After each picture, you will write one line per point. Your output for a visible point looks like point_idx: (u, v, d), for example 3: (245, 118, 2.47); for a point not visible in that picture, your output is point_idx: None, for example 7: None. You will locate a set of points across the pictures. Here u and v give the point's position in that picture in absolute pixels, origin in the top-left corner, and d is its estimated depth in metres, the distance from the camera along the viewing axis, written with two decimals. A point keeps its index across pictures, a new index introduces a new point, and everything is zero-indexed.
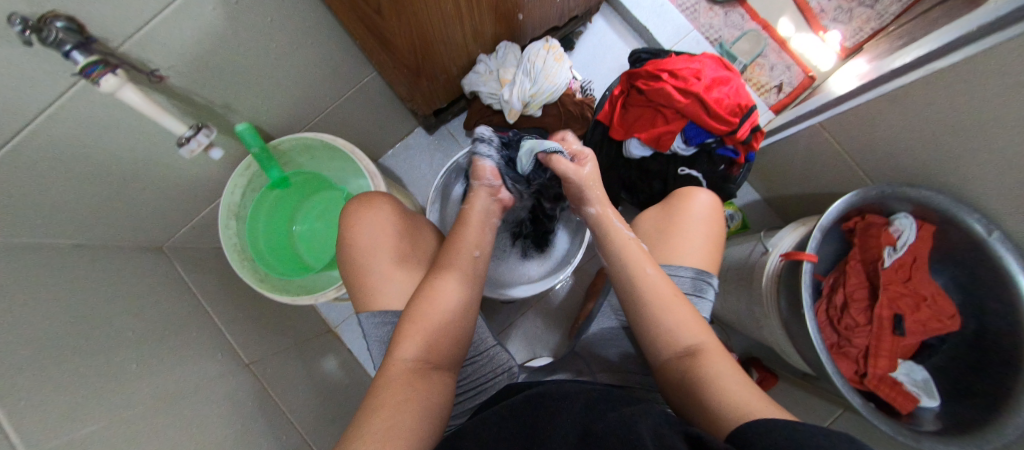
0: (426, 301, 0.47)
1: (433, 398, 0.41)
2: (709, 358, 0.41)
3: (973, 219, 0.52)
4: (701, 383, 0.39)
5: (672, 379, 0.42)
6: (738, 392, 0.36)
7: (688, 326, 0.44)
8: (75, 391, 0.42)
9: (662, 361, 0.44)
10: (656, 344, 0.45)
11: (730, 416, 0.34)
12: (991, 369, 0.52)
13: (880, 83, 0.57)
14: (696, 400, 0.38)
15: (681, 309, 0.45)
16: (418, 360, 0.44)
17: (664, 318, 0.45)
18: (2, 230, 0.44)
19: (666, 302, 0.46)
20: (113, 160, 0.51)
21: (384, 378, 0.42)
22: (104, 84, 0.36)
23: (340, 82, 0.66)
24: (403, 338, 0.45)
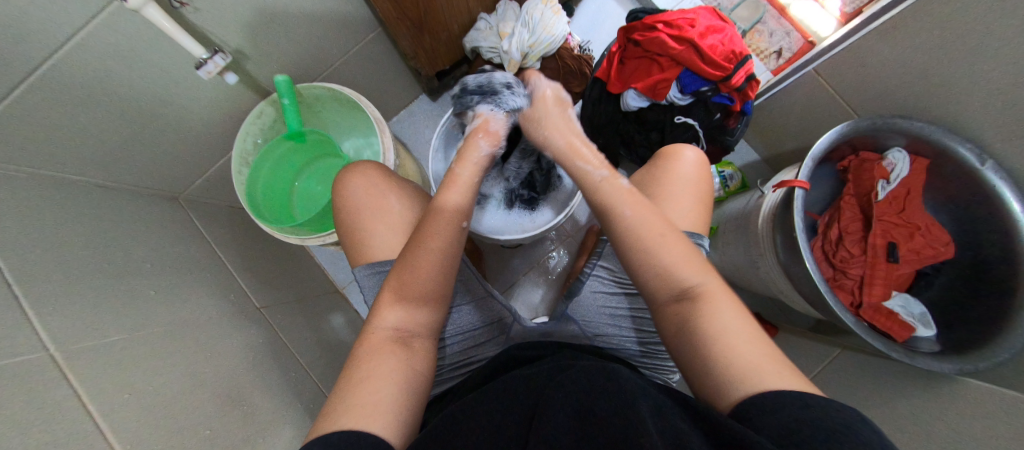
0: (405, 271, 0.41)
1: (416, 366, 0.39)
2: (710, 308, 0.36)
3: (966, 149, 0.53)
4: (708, 336, 0.34)
5: (671, 329, 0.37)
6: (752, 351, 0.32)
7: (685, 266, 0.38)
8: (93, 304, 0.46)
9: (655, 300, 0.39)
10: (651, 281, 0.39)
11: (741, 389, 0.30)
12: (988, 295, 0.53)
13: (871, 21, 0.59)
14: (694, 348, 0.34)
15: (679, 252, 0.39)
16: (399, 328, 0.41)
17: (659, 256, 0.39)
18: (27, 155, 0.48)
19: (662, 241, 0.40)
20: (133, 98, 0.55)
21: (365, 345, 0.39)
22: (131, 1, 0.40)
23: (347, 37, 0.69)
24: (387, 305, 0.41)
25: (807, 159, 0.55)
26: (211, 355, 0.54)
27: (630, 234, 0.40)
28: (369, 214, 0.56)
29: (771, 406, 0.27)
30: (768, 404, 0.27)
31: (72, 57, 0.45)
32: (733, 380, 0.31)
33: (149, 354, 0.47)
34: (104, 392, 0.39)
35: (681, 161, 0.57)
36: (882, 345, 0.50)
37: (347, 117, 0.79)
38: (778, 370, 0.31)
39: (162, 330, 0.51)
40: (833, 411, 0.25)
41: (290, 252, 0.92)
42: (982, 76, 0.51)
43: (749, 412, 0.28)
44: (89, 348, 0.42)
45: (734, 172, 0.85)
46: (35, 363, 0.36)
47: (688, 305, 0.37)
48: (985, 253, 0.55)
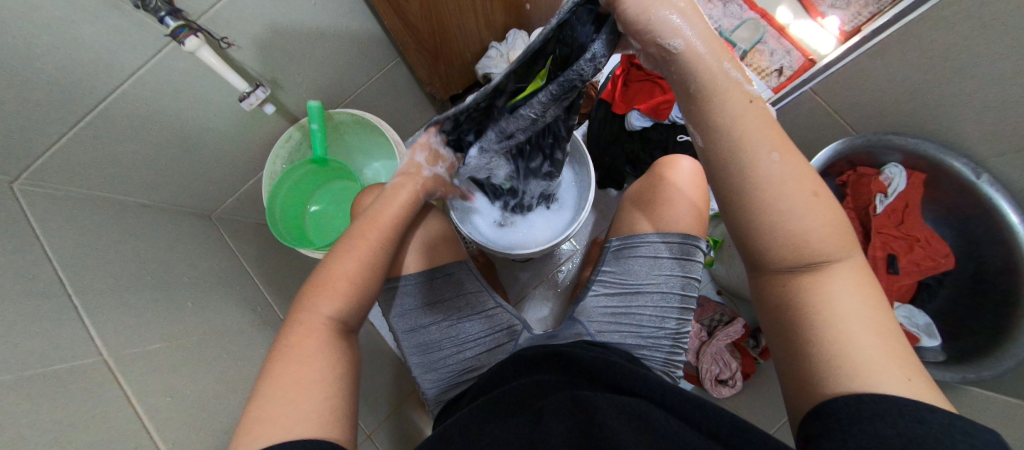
0: (335, 271, 0.41)
1: (346, 359, 0.38)
2: (843, 290, 0.30)
3: (961, 163, 0.55)
4: (835, 318, 0.29)
5: (783, 294, 0.31)
6: (877, 348, 0.28)
7: (832, 239, 0.30)
8: (139, 314, 0.50)
9: (774, 268, 0.31)
10: (781, 248, 0.30)
11: (848, 381, 0.27)
12: (991, 306, 0.54)
13: (863, 43, 0.62)
14: (812, 334, 0.30)
15: (821, 217, 0.30)
16: (334, 321, 0.40)
17: (797, 217, 0.30)
18: (77, 179, 0.53)
19: (807, 203, 0.30)
20: (178, 126, 0.60)
21: (291, 338, 0.38)
22: (187, 44, 0.45)
23: (369, 66, 0.75)
24: (322, 296, 0.40)
25: None
26: (240, 363, 0.58)
27: (769, 190, 0.30)
28: None
29: (875, 408, 0.25)
30: (877, 405, 0.26)
31: (131, 91, 0.51)
32: (840, 369, 0.28)
33: (187, 360, 0.51)
34: (149, 393, 0.43)
35: (680, 170, 0.61)
36: None
37: (367, 141, 0.84)
38: (902, 373, 0.27)
39: (198, 338, 0.55)
40: (901, 415, 0.25)
41: (310, 267, 0.96)
42: (970, 94, 0.54)
43: (843, 412, 0.27)
44: (137, 353, 0.46)
45: None
46: (90, 366, 0.40)
47: (809, 276, 0.30)
48: (986, 263, 0.56)
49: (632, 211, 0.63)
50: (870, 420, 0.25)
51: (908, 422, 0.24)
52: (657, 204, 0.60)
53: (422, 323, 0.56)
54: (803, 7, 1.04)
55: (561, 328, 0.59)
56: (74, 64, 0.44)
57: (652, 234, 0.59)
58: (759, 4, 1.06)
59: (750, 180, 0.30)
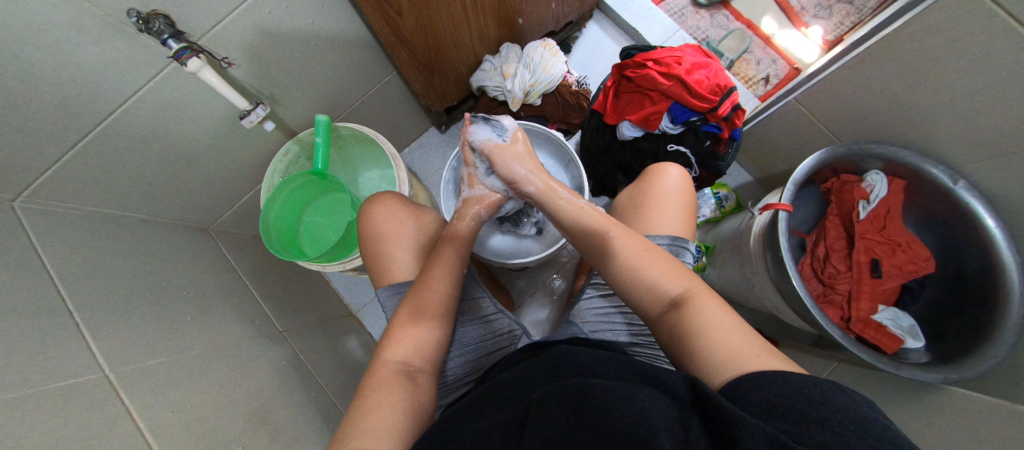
0: (411, 312, 0.48)
1: (419, 398, 0.42)
2: (703, 309, 0.39)
3: (938, 170, 0.57)
4: (702, 328, 0.38)
5: (666, 336, 0.41)
6: (734, 340, 0.36)
7: (669, 280, 0.43)
8: (139, 329, 0.50)
9: (651, 316, 0.43)
10: (642, 299, 0.43)
11: (728, 372, 0.34)
12: (970, 307, 0.56)
13: (843, 53, 0.64)
14: (686, 346, 0.38)
15: (660, 265, 0.44)
16: (406, 363, 0.44)
17: (642, 273, 0.44)
18: (73, 196, 0.54)
19: (643, 260, 0.45)
20: (177, 143, 0.61)
21: (374, 377, 0.43)
22: (189, 65, 0.47)
23: (366, 81, 0.76)
24: (395, 341, 0.46)
25: (788, 184, 0.60)
26: (240, 376, 0.59)
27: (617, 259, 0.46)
28: (392, 242, 0.59)
29: (753, 385, 0.31)
30: (754, 383, 0.31)
31: (132, 109, 0.52)
32: (723, 366, 0.34)
33: (187, 374, 0.51)
34: (151, 409, 0.43)
35: (667, 176, 0.62)
36: (869, 356, 0.53)
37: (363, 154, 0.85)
38: (761, 355, 0.34)
39: (198, 353, 0.56)
40: (832, 403, 0.27)
41: (308, 278, 0.97)
42: (946, 105, 0.56)
43: (736, 391, 0.31)
44: (136, 369, 0.46)
45: (728, 193, 0.90)
46: (90, 383, 0.40)
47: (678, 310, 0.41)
48: (964, 267, 0.59)
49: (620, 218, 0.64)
50: (776, 401, 0.28)
51: (843, 407, 0.26)
52: (644, 210, 0.60)
53: None
54: (787, 18, 1.07)
55: (555, 330, 0.60)
56: (77, 87, 0.45)
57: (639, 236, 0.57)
58: (745, 15, 1.09)
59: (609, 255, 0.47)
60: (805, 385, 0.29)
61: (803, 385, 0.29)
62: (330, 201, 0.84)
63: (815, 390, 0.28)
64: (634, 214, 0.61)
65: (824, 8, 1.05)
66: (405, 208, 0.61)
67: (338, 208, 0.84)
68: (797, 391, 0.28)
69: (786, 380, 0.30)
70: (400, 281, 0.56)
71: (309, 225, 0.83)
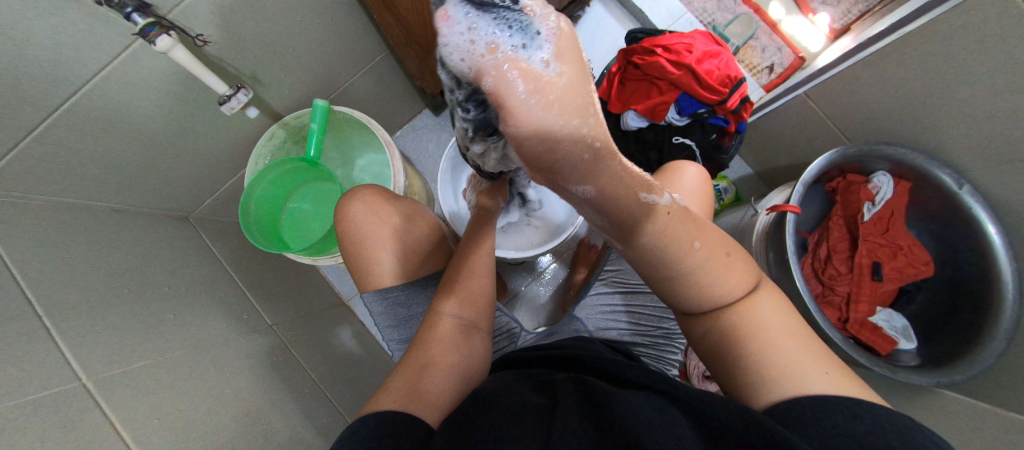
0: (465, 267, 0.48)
1: (472, 359, 0.43)
2: (769, 325, 0.34)
3: (946, 174, 0.57)
4: (762, 338, 0.33)
5: (705, 341, 0.37)
6: (790, 348, 0.33)
7: (735, 285, 0.34)
8: (120, 330, 0.47)
9: (695, 310, 0.36)
10: (695, 300, 0.35)
11: (783, 389, 0.31)
12: (965, 312, 0.59)
13: (858, 51, 0.64)
14: (735, 352, 0.34)
15: (730, 272, 0.34)
16: (459, 320, 0.45)
17: (705, 279, 0.34)
18: (34, 187, 0.49)
19: (718, 267, 0.34)
20: (150, 128, 0.56)
21: (428, 331, 0.44)
22: (159, 43, 0.41)
23: (357, 59, 0.71)
24: (447, 300, 0.46)
25: (798, 185, 0.59)
26: (229, 375, 0.56)
27: (688, 271, 0.33)
28: (375, 243, 0.55)
29: (808, 411, 0.28)
30: (801, 407, 0.29)
31: (95, 91, 0.47)
32: (776, 379, 0.31)
33: (172, 377, 0.49)
34: (136, 417, 0.41)
35: (686, 174, 0.59)
36: (867, 360, 0.54)
37: (353, 139, 0.81)
38: (828, 373, 0.31)
39: (184, 352, 0.53)
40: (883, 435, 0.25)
41: (297, 267, 0.94)
42: (959, 107, 0.55)
43: (784, 411, 0.29)
44: (118, 374, 0.43)
45: (728, 186, 0.89)
46: (70, 393, 0.38)
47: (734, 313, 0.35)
48: (961, 271, 0.61)
49: None
50: (827, 427, 0.27)
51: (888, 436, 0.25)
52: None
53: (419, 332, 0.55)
54: (795, 3, 1.03)
55: (559, 325, 0.59)
56: (30, 68, 0.40)
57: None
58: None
59: (675, 259, 0.32)
60: (855, 416, 0.27)
61: (848, 414, 0.27)
62: (317, 188, 0.79)
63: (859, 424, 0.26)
64: None
65: None
66: (385, 202, 0.57)
67: (325, 196, 0.80)
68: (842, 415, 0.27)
69: (829, 407, 0.28)
70: (387, 285, 0.55)
71: (296, 213, 0.80)
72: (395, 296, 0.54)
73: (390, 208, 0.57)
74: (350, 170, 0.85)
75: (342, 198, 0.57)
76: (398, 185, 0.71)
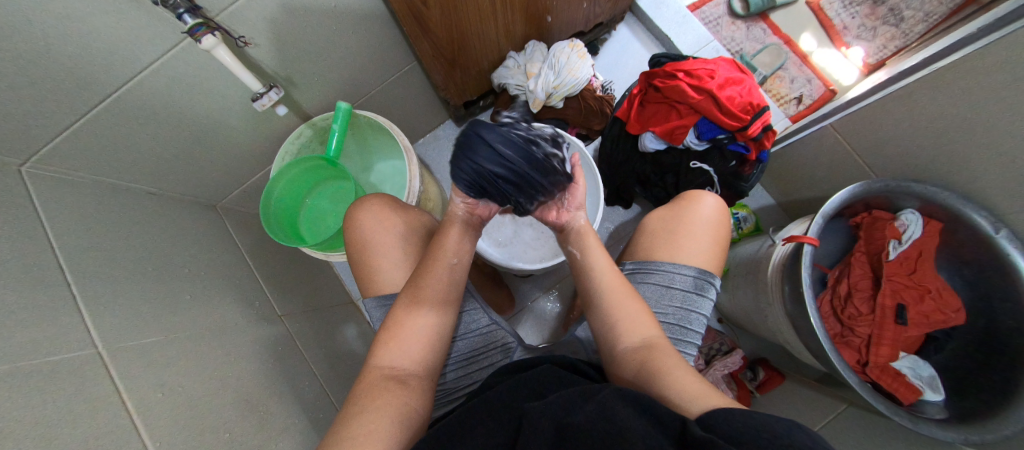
0: (402, 313, 0.45)
1: (417, 403, 0.40)
2: (665, 353, 0.42)
3: (980, 216, 0.55)
4: (662, 355, 0.42)
5: (628, 362, 0.43)
6: (690, 381, 0.37)
7: (634, 328, 0.45)
8: (141, 305, 0.50)
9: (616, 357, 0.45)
10: (611, 341, 0.46)
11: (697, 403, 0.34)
12: (1001, 366, 0.55)
13: (888, 84, 0.62)
14: (651, 383, 0.39)
15: (633, 306, 0.47)
16: (397, 368, 0.42)
17: (616, 317, 0.47)
18: (79, 166, 0.53)
19: (623, 296, 0.48)
20: (191, 120, 0.61)
21: (364, 384, 0.41)
22: (204, 42, 0.45)
23: (386, 68, 0.74)
24: (388, 345, 0.43)
25: (817, 217, 0.56)
26: (235, 359, 0.58)
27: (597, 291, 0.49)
28: (378, 252, 0.56)
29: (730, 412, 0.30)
30: (728, 414, 0.30)
31: (141, 83, 0.51)
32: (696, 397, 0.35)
33: (182, 354, 0.50)
34: (141, 389, 0.42)
35: (702, 205, 0.57)
36: (886, 408, 0.50)
37: (375, 143, 0.84)
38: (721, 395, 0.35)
39: (196, 333, 0.55)
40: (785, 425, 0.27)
41: (311, 263, 0.97)
42: (994, 149, 0.53)
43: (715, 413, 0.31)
44: (131, 347, 0.45)
45: (747, 215, 0.87)
46: (84, 359, 0.39)
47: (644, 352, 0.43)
48: (997, 322, 0.57)
49: (641, 239, 0.60)
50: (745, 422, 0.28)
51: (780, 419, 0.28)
52: (674, 233, 0.56)
53: None
54: (827, 36, 1.03)
55: (557, 345, 0.59)
56: (86, 57, 0.44)
57: (664, 262, 0.55)
58: (784, 30, 1.05)
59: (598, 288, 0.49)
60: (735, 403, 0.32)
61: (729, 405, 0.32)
62: (335, 187, 0.82)
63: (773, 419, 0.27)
64: (663, 238, 0.56)
65: (867, 29, 1.01)
66: (387, 209, 0.58)
67: (340, 194, 0.82)
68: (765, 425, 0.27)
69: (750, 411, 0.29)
70: (388, 291, 0.56)
71: (312, 210, 0.82)
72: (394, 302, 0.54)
73: (392, 213, 0.58)
74: (370, 171, 0.88)
75: (352, 205, 0.59)
76: (412, 190, 0.73)
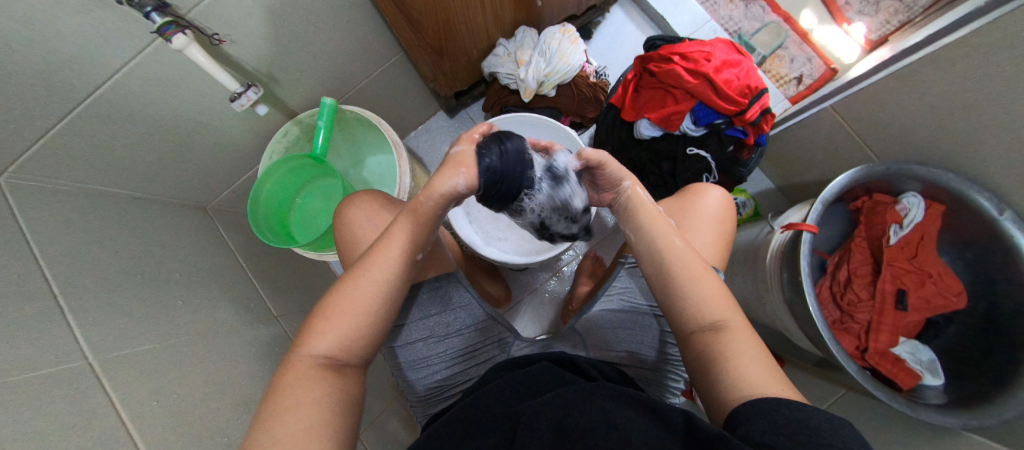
0: (344, 295, 0.38)
1: (343, 403, 0.35)
2: (738, 338, 0.37)
3: (984, 198, 0.53)
4: (733, 340, 0.37)
5: (694, 357, 0.39)
6: (756, 371, 0.34)
7: (713, 303, 0.40)
8: (133, 311, 0.50)
9: (686, 337, 0.40)
10: (680, 318, 0.41)
11: (744, 393, 0.32)
12: (1000, 351, 0.54)
13: (892, 63, 0.60)
14: (715, 373, 0.36)
15: (705, 282, 0.41)
16: (327, 359, 0.36)
17: (687, 294, 0.41)
18: (60, 173, 0.52)
19: (694, 276, 0.42)
20: (172, 121, 0.59)
21: (289, 372, 0.35)
22: (175, 41, 0.43)
23: (373, 60, 0.72)
24: (318, 330, 0.37)
25: (816, 203, 0.55)
26: (231, 363, 0.58)
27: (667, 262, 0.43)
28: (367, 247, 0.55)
29: (764, 407, 0.29)
30: (765, 407, 0.29)
31: (117, 85, 0.49)
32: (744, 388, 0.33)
33: (176, 360, 0.50)
34: (135, 397, 0.42)
35: (707, 197, 0.57)
36: (884, 395, 0.50)
37: (364, 138, 0.83)
38: (781, 388, 0.32)
39: (191, 337, 0.55)
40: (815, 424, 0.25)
41: (306, 262, 0.96)
42: (1000, 129, 0.52)
43: (749, 407, 0.30)
44: (123, 355, 0.45)
45: (746, 200, 0.86)
46: (75, 370, 0.39)
47: (716, 335, 0.38)
48: (999, 305, 0.56)
49: None
50: (772, 422, 0.27)
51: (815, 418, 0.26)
52: (679, 225, 0.55)
53: (408, 339, 0.54)
54: (828, 13, 1.00)
55: (555, 340, 0.59)
56: (56, 61, 0.43)
57: None
58: (783, 8, 1.02)
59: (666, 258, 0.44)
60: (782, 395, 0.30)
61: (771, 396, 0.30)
62: (325, 184, 0.81)
63: (802, 419, 0.26)
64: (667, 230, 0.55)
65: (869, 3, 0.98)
66: (380, 206, 0.57)
67: (331, 192, 0.81)
68: (797, 421, 0.26)
69: (776, 408, 0.28)
70: None
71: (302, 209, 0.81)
72: None
73: (384, 210, 0.57)
74: (361, 167, 0.87)
75: (343, 203, 0.58)
76: (404, 186, 0.71)
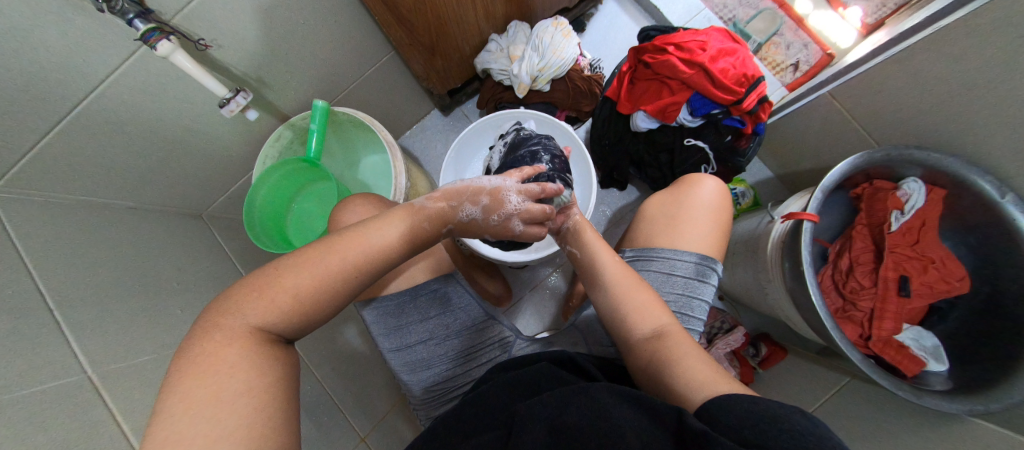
0: (299, 263, 0.32)
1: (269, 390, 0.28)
2: (679, 341, 0.39)
3: (985, 181, 0.53)
4: (675, 342, 0.39)
5: (642, 363, 0.41)
6: (705, 370, 0.36)
7: (648, 313, 0.43)
8: (129, 322, 0.49)
9: (631, 346, 0.42)
10: (623, 328, 0.44)
11: (699, 394, 0.33)
12: (1003, 335, 0.54)
13: (890, 46, 0.59)
14: (662, 375, 0.37)
15: (645, 293, 0.44)
16: (253, 332, 0.30)
17: (626, 305, 0.44)
18: (48, 185, 0.51)
19: (631, 288, 0.45)
20: (162, 129, 0.59)
21: (207, 336, 0.29)
22: (159, 48, 0.42)
23: (364, 60, 0.71)
24: (253, 296, 0.31)
25: (816, 191, 0.54)
26: None
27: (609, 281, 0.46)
28: None
29: (727, 402, 0.28)
30: (726, 404, 0.28)
31: (103, 95, 0.49)
32: (699, 389, 0.34)
33: None
34: (134, 408, 0.42)
35: (703, 187, 0.56)
36: (889, 383, 0.50)
37: (359, 139, 0.82)
38: (729, 383, 0.34)
39: None
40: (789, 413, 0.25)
41: None
42: (999, 110, 0.51)
43: (717, 401, 0.29)
44: (121, 367, 0.44)
45: (745, 190, 0.85)
46: (73, 383, 0.38)
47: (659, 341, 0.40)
48: (1000, 288, 0.56)
49: (638, 226, 0.58)
50: (744, 410, 0.27)
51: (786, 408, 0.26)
52: (674, 218, 0.55)
53: (408, 342, 0.54)
54: None
55: (556, 338, 0.58)
56: (38, 71, 0.42)
57: (665, 249, 0.53)
58: None
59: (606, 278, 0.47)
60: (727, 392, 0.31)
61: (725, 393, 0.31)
62: (321, 187, 0.80)
63: (775, 408, 0.26)
64: (663, 223, 0.55)
65: None
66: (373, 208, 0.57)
67: (327, 195, 0.80)
68: (766, 410, 0.26)
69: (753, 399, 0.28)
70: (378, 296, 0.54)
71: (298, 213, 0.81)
72: (386, 306, 0.54)
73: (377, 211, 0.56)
74: (356, 169, 0.86)
75: (338, 207, 0.58)
76: (400, 186, 0.70)
